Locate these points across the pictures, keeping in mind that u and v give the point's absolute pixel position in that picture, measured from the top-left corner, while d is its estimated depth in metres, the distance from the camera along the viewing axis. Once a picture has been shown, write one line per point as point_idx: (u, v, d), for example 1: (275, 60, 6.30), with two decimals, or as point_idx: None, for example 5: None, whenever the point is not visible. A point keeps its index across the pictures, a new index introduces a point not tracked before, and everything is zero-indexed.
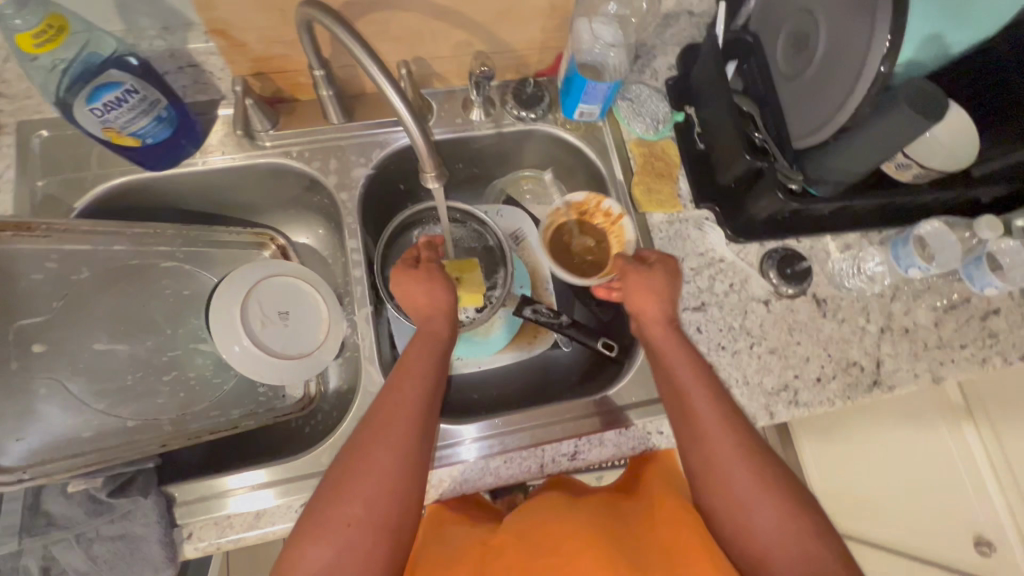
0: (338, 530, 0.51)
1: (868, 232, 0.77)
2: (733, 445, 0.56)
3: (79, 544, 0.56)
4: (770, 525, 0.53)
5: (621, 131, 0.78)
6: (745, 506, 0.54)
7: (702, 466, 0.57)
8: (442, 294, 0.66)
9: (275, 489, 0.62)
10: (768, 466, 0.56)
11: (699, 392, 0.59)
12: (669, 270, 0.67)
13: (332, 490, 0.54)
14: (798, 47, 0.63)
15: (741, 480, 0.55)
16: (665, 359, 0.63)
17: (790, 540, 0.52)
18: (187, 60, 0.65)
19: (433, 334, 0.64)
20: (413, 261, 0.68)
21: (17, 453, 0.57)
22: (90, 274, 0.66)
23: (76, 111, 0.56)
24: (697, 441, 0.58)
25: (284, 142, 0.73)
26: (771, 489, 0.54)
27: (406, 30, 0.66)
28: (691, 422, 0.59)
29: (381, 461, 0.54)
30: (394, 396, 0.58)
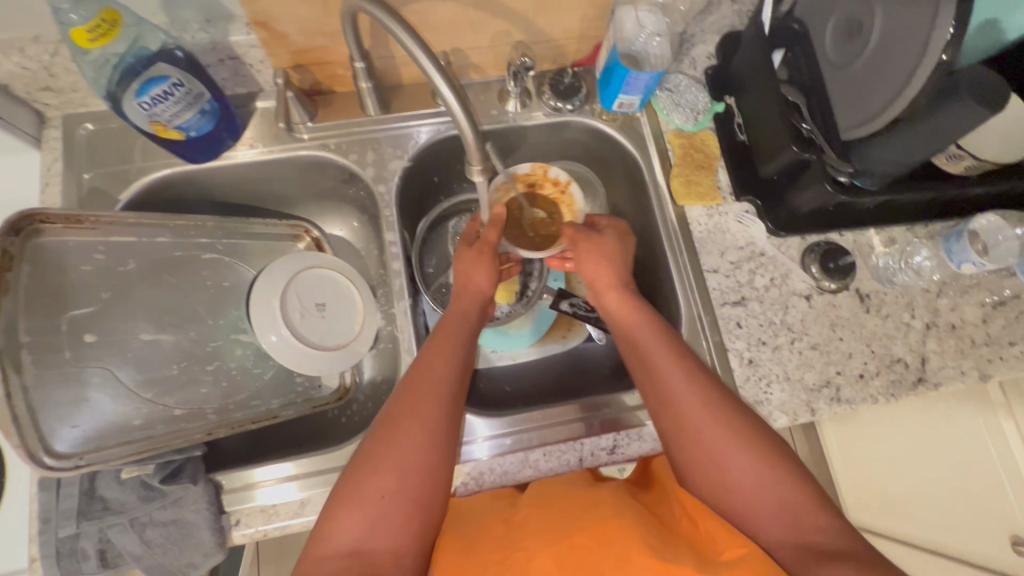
0: (372, 502, 0.52)
1: (914, 226, 0.75)
2: (706, 406, 0.57)
3: (133, 528, 0.58)
4: (751, 480, 0.54)
5: (659, 121, 0.77)
6: (721, 466, 0.55)
7: (673, 433, 0.58)
8: (488, 277, 0.68)
9: (298, 482, 0.63)
10: (746, 421, 0.57)
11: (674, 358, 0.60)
12: (618, 234, 0.71)
13: (366, 463, 0.54)
14: (849, 35, 0.60)
15: (716, 439, 0.56)
16: (634, 329, 0.64)
17: (768, 491, 0.54)
18: (228, 52, 0.65)
19: (461, 313, 0.66)
20: (467, 243, 0.71)
21: (71, 440, 0.58)
22: (136, 266, 0.68)
23: (125, 103, 0.57)
24: (664, 406, 0.59)
25: (322, 134, 0.73)
26: (753, 444, 0.55)
27: (446, 20, 0.65)
28: (659, 388, 0.60)
29: (414, 436, 0.55)
30: (422, 372, 0.59)
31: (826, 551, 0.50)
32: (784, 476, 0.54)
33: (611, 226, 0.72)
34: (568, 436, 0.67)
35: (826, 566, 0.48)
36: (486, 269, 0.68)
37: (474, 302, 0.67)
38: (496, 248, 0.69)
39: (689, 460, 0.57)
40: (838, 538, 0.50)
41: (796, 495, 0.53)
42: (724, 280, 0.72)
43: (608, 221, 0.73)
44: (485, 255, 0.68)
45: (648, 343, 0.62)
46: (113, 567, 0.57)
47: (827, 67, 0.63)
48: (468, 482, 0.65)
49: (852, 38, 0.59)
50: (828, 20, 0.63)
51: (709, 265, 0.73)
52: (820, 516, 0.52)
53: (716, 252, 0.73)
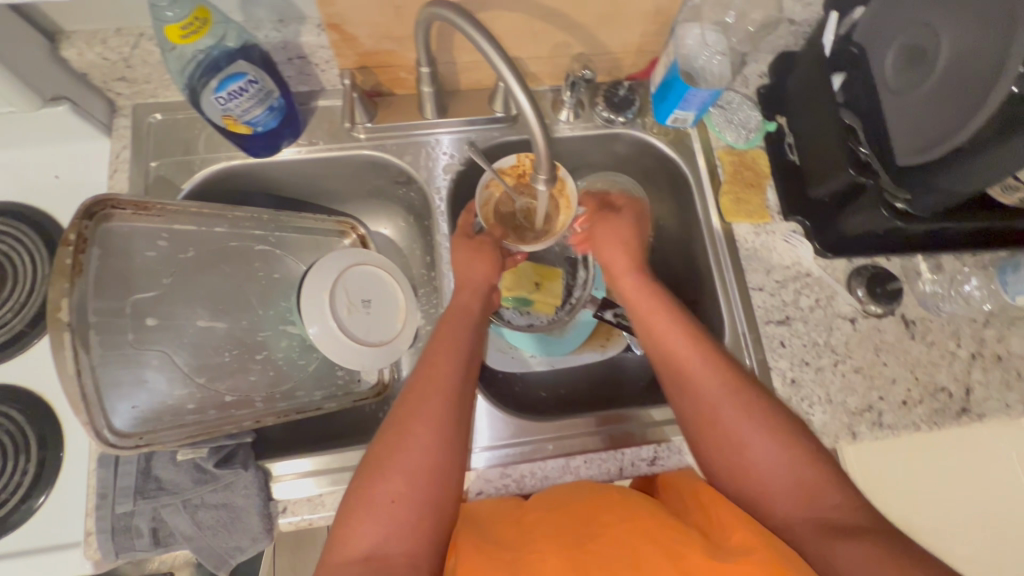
0: (383, 507, 0.52)
1: (963, 254, 0.74)
2: (721, 393, 0.59)
3: (185, 509, 0.60)
4: (765, 460, 0.56)
5: (711, 138, 0.78)
6: (736, 449, 0.57)
7: (692, 415, 0.61)
8: (490, 269, 0.69)
9: (317, 478, 0.64)
10: (758, 404, 0.58)
11: (690, 353, 0.62)
12: (631, 219, 0.74)
13: (377, 467, 0.54)
14: (912, 63, 0.61)
15: (730, 421, 0.58)
16: (651, 321, 0.66)
17: (785, 469, 0.55)
18: (296, 51, 0.70)
19: (465, 307, 0.66)
20: (466, 233, 0.71)
21: (131, 419, 0.60)
22: (195, 254, 0.70)
23: (203, 99, 0.59)
24: (686, 393, 0.61)
25: (380, 135, 0.74)
26: (765, 428, 0.57)
27: (511, 30, 0.67)
28: (681, 378, 0.62)
29: (422, 437, 0.55)
30: (429, 370, 0.60)
31: (841, 527, 0.51)
32: (797, 455, 0.55)
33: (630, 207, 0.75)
34: (610, 444, 0.67)
35: (843, 540, 0.49)
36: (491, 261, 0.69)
37: (479, 296, 0.68)
38: (496, 241, 0.70)
39: (707, 441, 0.59)
40: (850, 513, 0.52)
41: (811, 473, 0.54)
42: (770, 298, 0.73)
43: (626, 198, 0.76)
44: (486, 246, 0.69)
45: (664, 332, 0.65)
46: (164, 545, 0.59)
47: (887, 93, 0.63)
48: (510, 483, 0.66)
49: (916, 65, 0.60)
50: (890, 47, 0.63)
51: (755, 283, 0.73)
52: (834, 492, 0.53)
53: (762, 270, 0.74)
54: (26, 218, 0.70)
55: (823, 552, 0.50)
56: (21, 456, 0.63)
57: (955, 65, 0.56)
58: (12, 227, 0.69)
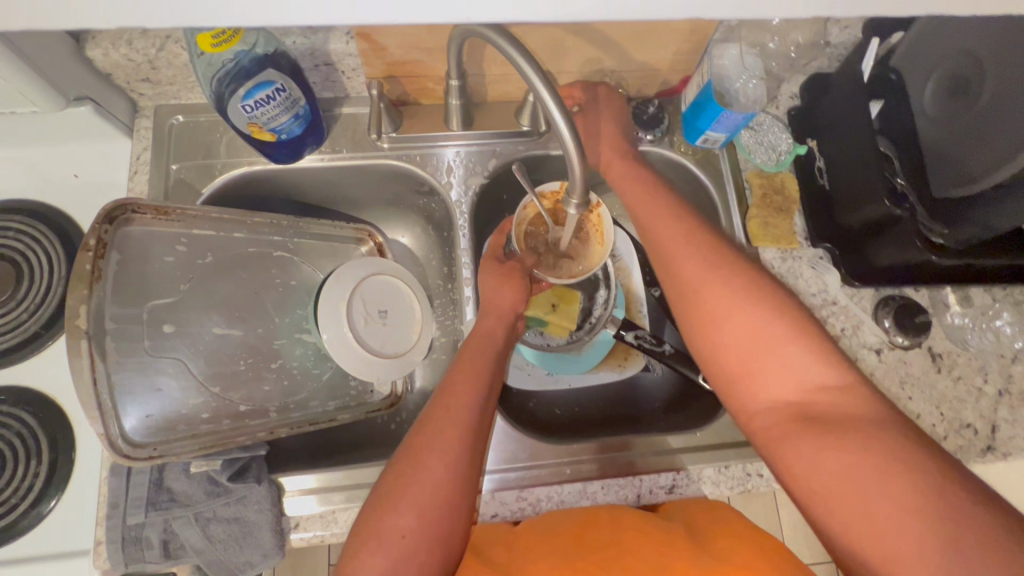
0: (393, 542, 0.51)
1: (993, 288, 0.73)
2: (706, 277, 0.58)
3: (197, 522, 0.59)
4: (745, 340, 0.54)
5: (740, 159, 0.77)
6: (717, 331, 0.56)
7: (678, 302, 0.60)
8: (517, 296, 0.67)
9: (317, 496, 0.63)
10: (743, 286, 0.56)
11: (676, 239, 0.61)
12: (614, 108, 0.70)
13: (389, 500, 0.53)
14: (953, 94, 0.59)
15: (711, 303, 0.57)
16: (639, 210, 0.65)
17: (768, 350, 0.53)
18: (325, 59, 0.66)
19: (487, 335, 0.65)
20: (496, 257, 0.70)
21: (144, 428, 0.59)
22: (213, 260, 0.69)
23: (230, 107, 0.58)
24: (671, 279, 0.61)
25: (404, 145, 0.73)
26: (749, 309, 0.55)
27: (542, 43, 0.65)
28: (667, 267, 0.61)
29: (436, 470, 0.54)
30: (445, 401, 0.58)
31: (817, 409, 0.50)
32: (780, 335, 0.53)
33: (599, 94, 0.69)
34: (628, 470, 0.66)
35: (814, 423, 0.49)
36: (518, 285, 0.67)
37: (502, 324, 0.67)
38: (525, 268, 0.69)
39: (691, 325, 0.59)
40: (829, 393, 0.50)
41: (792, 354, 0.53)
42: None
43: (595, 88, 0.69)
44: (515, 274, 0.68)
45: (650, 220, 0.64)
46: (174, 557, 0.58)
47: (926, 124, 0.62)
48: (525, 505, 0.65)
49: (957, 97, 0.58)
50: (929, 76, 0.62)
51: None
52: (817, 374, 0.52)
53: None
54: (44, 217, 0.69)
55: (791, 435, 0.50)
56: (32, 459, 0.62)
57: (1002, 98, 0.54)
58: (30, 225, 0.68)
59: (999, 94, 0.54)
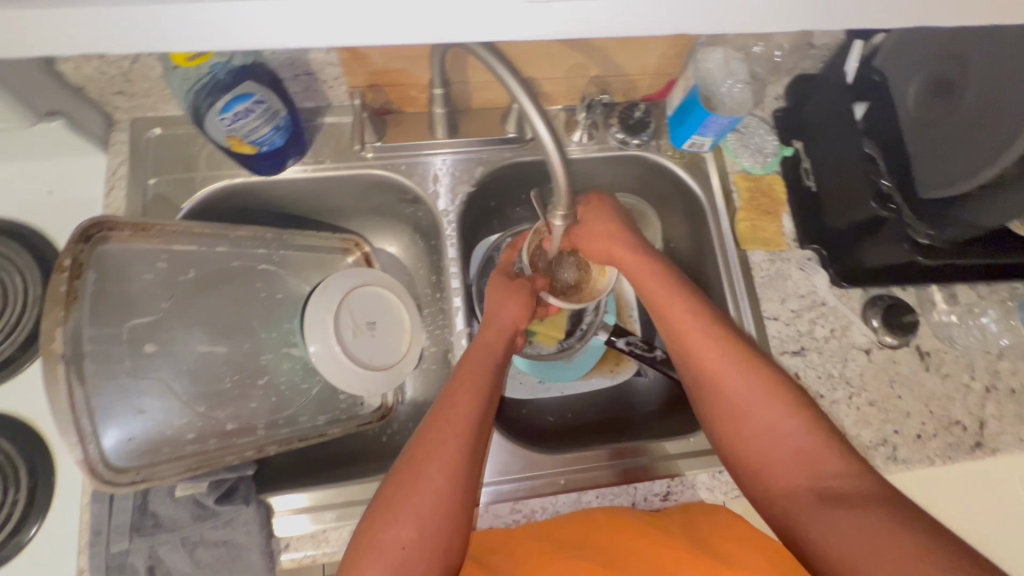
0: (392, 553, 0.50)
1: (979, 286, 0.73)
2: (724, 366, 0.59)
3: (184, 546, 0.57)
4: (767, 429, 0.56)
5: (726, 160, 0.77)
6: (739, 420, 0.57)
7: (699, 392, 0.61)
8: (521, 312, 0.67)
9: (310, 514, 0.62)
10: (762, 376, 0.58)
11: (694, 325, 0.62)
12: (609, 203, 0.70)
13: (387, 510, 0.52)
14: (936, 94, 0.59)
15: (731, 392, 0.58)
16: (656, 291, 0.65)
17: (784, 434, 0.55)
18: (305, 68, 0.64)
19: (489, 345, 0.65)
20: (506, 274, 0.70)
21: (127, 452, 0.58)
22: (195, 275, 0.67)
23: (208, 119, 0.57)
24: (692, 367, 0.62)
25: (388, 154, 0.72)
26: (769, 397, 0.57)
27: (527, 49, 0.64)
28: (683, 352, 0.63)
29: (437, 480, 0.53)
30: (447, 412, 0.57)
31: (836, 490, 0.51)
32: (799, 423, 0.55)
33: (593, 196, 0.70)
34: (623, 478, 0.66)
35: (837, 506, 0.49)
36: (519, 299, 0.68)
37: (504, 337, 0.66)
38: (535, 289, 0.69)
39: (713, 413, 0.60)
40: (847, 479, 0.51)
41: (813, 443, 0.54)
42: (784, 328, 0.71)
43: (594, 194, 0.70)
44: (523, 289, 0.68)
45: (660, 299, 0.65)
46: None
47: (911, 125, 0.62)
48: (519, 518, 0.64)
49: (940, 98, 0.59)
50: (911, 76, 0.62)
51: (770, 312, 0.72)
52: (838, 461, 0.52)
53: (777, 299, 0.72)
54: (16, 236, 0.67)
55: (819, 519, 0.49)
56: (10, 486, 0.60)
57: (984, 102, 0.54)
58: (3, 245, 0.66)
59: (985, 93, 0.54)
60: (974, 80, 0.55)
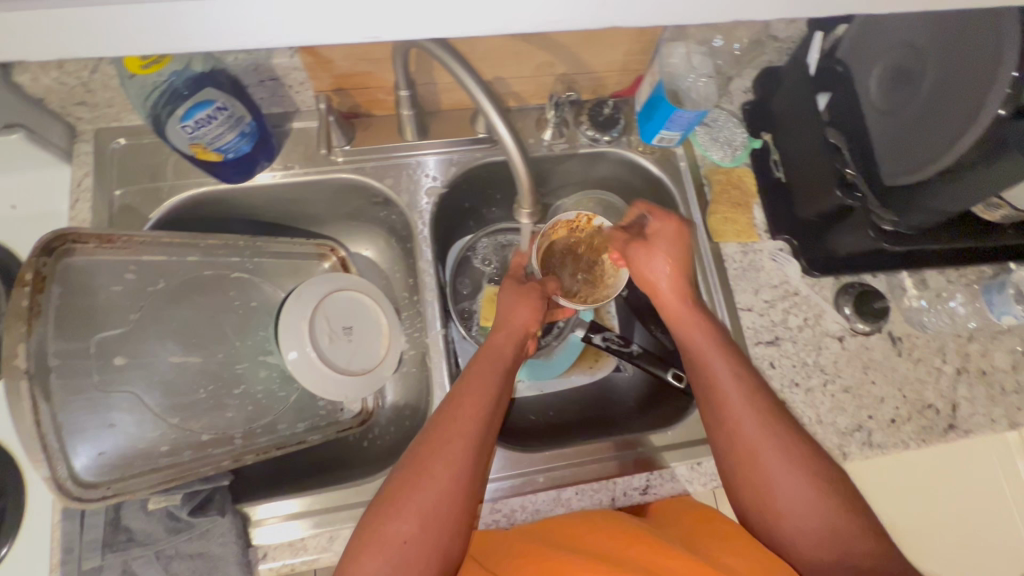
0: (394, 547, 0.50)
1: (948, 271, 0.75)
2: (762, 434, 0.56)
3: (158, 560, 0.57)
4: (802, 507, 0.53)
5: (695, 156, 0.77)
6: (772, 494, 0.55)
7: (730, 455, 0.58)
8: (533, 316, 0.67)
9: (302, 521, 0.62)
10: (801, 451, 0.56)
11: (735, 391, 0.59)
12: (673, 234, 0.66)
13: (390, 504, 0.53)
14: (897, 82, 0.60)
15: (768, 462, 0.55)
16: (698, 349, 0.62)
17: (818, 510, 0.53)
18: (270, 74, 0.64)
19: (499, 350, 0.64)
20: (517, 278, 0.71)
21: (97, 467, 0.57)
22: (165, 286, 0.66)
23: (169, 128, 0.56)
24: (717, 414, 0.59)
25: (358, 158, 0.72)
26: (806, 473, 0.54)
27: (492, 49, 0.65)
28: (717, 407, 0.59)
29: (441, 479, 0.53)
30: (454, 413, 0.57)
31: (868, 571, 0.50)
32: (835, 504, 0.53)
33: (674, 228, 0.66)
34: (601, 474, 0.66)
35: None
36: (533, 304, 0.68)
37: (514, 340, 0.65)
38: (546, 292, 0.70)
39: (742, 478, 0.57)
40: (877, 562, 0.50)
41: (847, 525, 0.52)
42: (757, 318, 0.72)
43: (675, 224, 0.66)
44: (534, 292, 0.68)
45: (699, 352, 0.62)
46: None
47: (874, 114, 0.63)
48: (500, 519, 0.64)
49: (902, 85, 0.59)
50: (874, 66, 0.63)
51: (744, 303, 0.72)
52: (869, 545, 0.51)
53: (750, 290, 0.73)
54: None
55: None
56: None
57: (942, 87, 0.55)
58: None
59: (943, 80, 0.55)
60: (932, 66, 0.56)
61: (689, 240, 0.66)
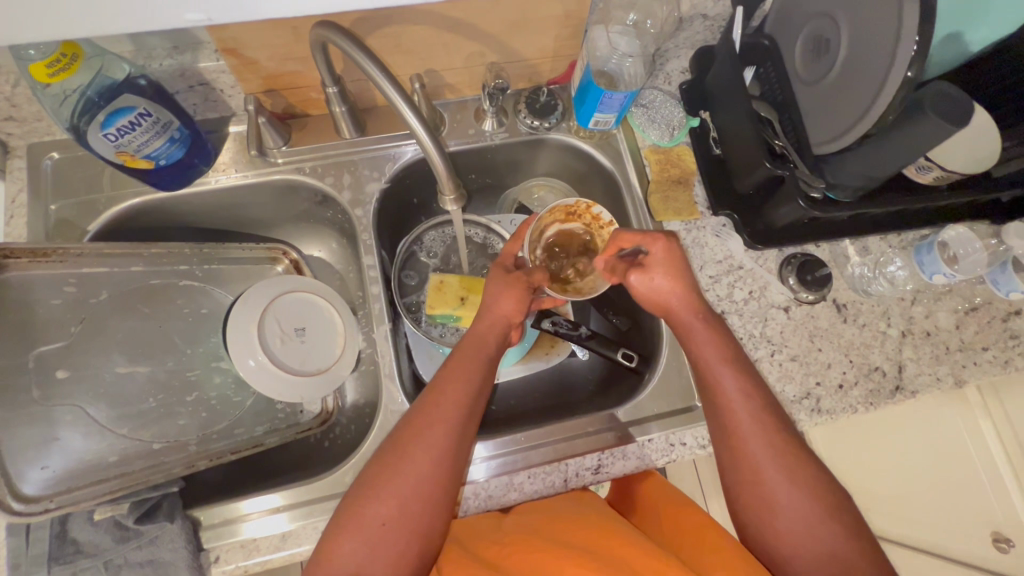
0: (372, 528, 0.51)
1: (888, 236, 0.76)
2: (764, 454, 0.56)
3: (107, 570, 0.57)
4: (799, 527, 0.53)
5: (635, 138, 0.78)
6: (773, 514, 0.54)
7: (734, 474, 0.57)
8: (516, 307, 0.64)
9: (289, 513, 0.62)
10: (806, 473, 0.55)
11: (746, 413, 0.57)
12: (665, 249, 0.62)
13: (370, 486, 0.53)
14: (817, 53, 0.61)
15: (771, 483, 0.55)
16: (708, 369, 0.60)
17: (813, 525, 0.53)
18: (198, 78, 0.64)
19: (481, 339, 0.63)
20: (505, 268, 0.68)
21: (41, 481, 0.57)
22: (108, 297, 0.66)
23: (90, 137, 0.56)
24: (719, 417, 0.59)
25: (297, 158, 0.72)
26: (804, 492, 0.54)
27: (418, 43, 0.65)
28: (717, 412, 0.59)
29: (421, 465, 0.54)
30: (435, 402, 0.57)
31: None
32: (835, 528, 0.53)
33: (661, 248, 0.62)
34: (553, 457, 0.66)
35: None
36: (520, 296, 0.64)
37: (496, 330, 0.64)
38: (533, 283, 0.66)
39: (744, 496, 0.57)
40: None
41: (846, 549, 0.52)
42: (704, 293, 0.73)
43: (662, 244, 0.62)
44: (519, 283, 0.65)
45: (707, 359, 0.60)
46: None
47: (799, 84, 0.64)
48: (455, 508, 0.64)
49: (820, 54, 0.60)
50: (797, 37, 0.64)
51: None
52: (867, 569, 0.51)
53: (695, 266, 0.74)
54: None
55: None
56: None
57: (853, 54, 0.56)
58: None
59: (856, 47, 0.56)
60: (843, 34, 0.57)
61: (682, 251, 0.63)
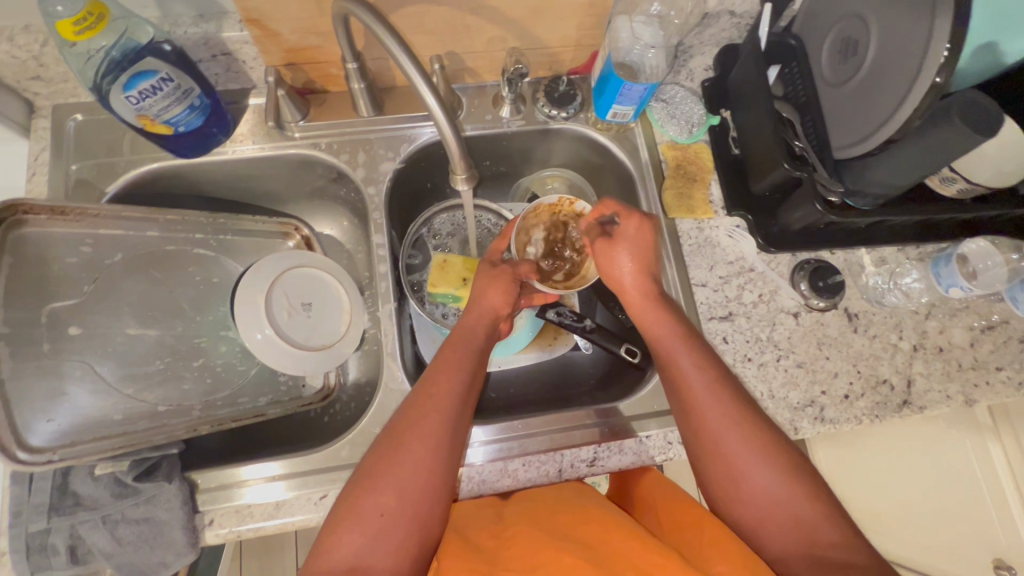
0: (371, 519, 0.51)
1: (906, 247, 0.74)
2: (732, 433, 0.55)
3: (104, 525, 0.58)
4: (775, 509, 0.52)
5: (653, 133, 0.77)
6: (746, 497, 0.54)
7: (696, 451, 0.57)
8: (503, 299, 0.65)
9: (287, 482, 0.63)
10: (776, 453, 0.54)
11: (710, 399, 0.56)
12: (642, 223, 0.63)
13: (368, 478, 0.53)
14: (845, 54, 0.59)
15: (733, 458, 0.54)
16: (663, 346, 0.60)
17: (788, 505, 0.52)
18: (221, 48, 0.65)
19: (470, 331, 0.63)
20: (492, 261, 0.69)
21: (47, 434, 0.58)
22: (122, 259, 0.67)
23: (113, 99, 0.57)
24: (680, 400, 0.58)
25: (314, 134, 0.73)
26: (772, 466, 0.53)
27: (440, 23, 0.65)
28: (674, 391, 0.59)
29: (418, 455, 0.54)
30: (431, 391, 0.57)
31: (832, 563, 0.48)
32: (805, 499, 0.52)
33: (635, 224, 0.63)
34: (548, 447, 0.66)
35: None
36: (503, 287, 0.66)
37: (484, 321, 0.64)
38: (519, 275, 0.67)
39: (716, 480, 0.56)
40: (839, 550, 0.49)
41: (817, 520, 0.51)
42: (712, 294, 0.72)
43: (635, 222, 0.63)
44: (504, 276, 0.66)
45: (665, 334, 0.61)
46: (83, 562, 0.57)
47: (824, 86, 0.63)
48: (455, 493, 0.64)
49: (847, 55, 0.59)
50: (825, 38, 0.63)
51: (698, 279, 0.72)
52: (843, 545, 0.49)
53: (705, 266, 0.73)
54: None
55: None
56: None
57: (880, 57, 0.55)
58: None
59: (884, 48, 0.54)
60: (873, 36, 0.56)
61: (654, 233, 0.64)
